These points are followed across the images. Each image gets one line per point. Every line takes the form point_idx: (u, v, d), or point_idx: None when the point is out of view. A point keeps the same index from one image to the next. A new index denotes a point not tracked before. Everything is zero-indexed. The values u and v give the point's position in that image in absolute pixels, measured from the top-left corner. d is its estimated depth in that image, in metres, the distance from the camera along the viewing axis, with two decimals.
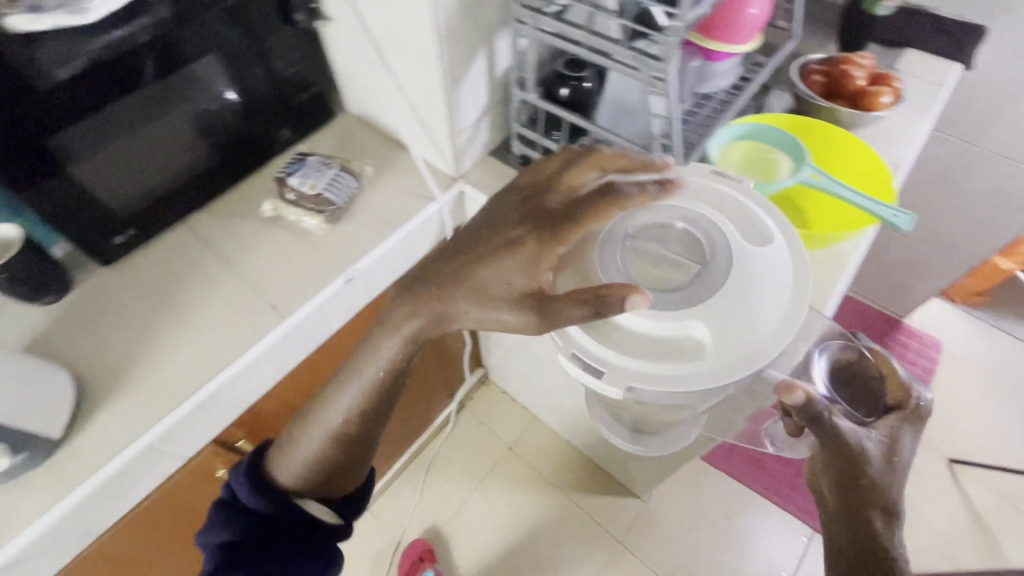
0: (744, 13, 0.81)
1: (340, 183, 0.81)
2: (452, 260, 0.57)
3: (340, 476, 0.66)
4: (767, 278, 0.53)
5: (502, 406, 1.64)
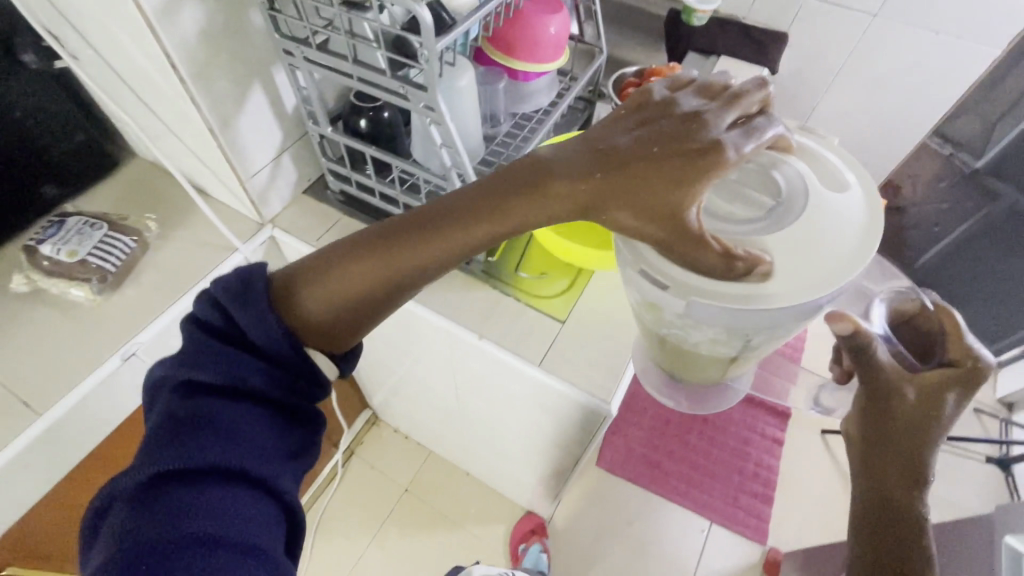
0: (545, 30, 0.80)
1: (109, 245, 0.69)
2: (502, 185, 0.44)
3: (347, 325, 0.49)
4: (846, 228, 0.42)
5: (393, 444, 1.54)
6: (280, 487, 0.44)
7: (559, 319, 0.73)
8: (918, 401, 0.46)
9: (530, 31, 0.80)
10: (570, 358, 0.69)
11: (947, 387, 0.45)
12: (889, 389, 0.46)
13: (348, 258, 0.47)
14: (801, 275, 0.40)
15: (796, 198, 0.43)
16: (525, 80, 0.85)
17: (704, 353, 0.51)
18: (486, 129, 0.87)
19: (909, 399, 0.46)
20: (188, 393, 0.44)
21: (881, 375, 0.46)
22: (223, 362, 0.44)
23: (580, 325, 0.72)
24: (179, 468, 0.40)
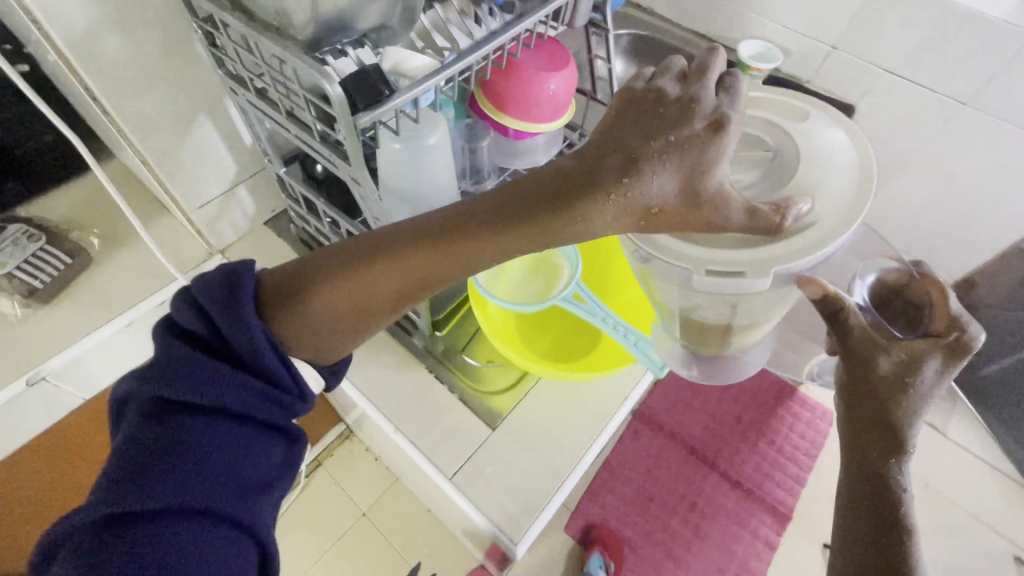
0: (542, 87, 0.70)
1: (40, 261, 0.67)
2: (529, 201, 0.39)
3: (337, 336, 0.43)
4: (839, 165, 0.43)
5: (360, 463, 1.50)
6: (257, 521, 0.37)
7: (490, 426, 0.64)
8: (901, 375, 0.41)
9: (526, 91, 0.70)
10: (486, 478, 0.60)
11: (915, 353, 0.41)
12: (869, 361, 0.42)
13: (367, 261, 0.41)
14: (827, 219, 0.40)
15: (790, 151, 0.43)
16: (521, 138, 0.77)
17: (699, 322, 0.49)
18: (467, 183, 0.79)
19: (889, 364, 0.41)
20: (151, 412, 0.37)
21: (861, 345, 0.42)
22: (193, 373, 0.37)
23: (511, 438, 0.63)
24: (147, 509, 0.34)
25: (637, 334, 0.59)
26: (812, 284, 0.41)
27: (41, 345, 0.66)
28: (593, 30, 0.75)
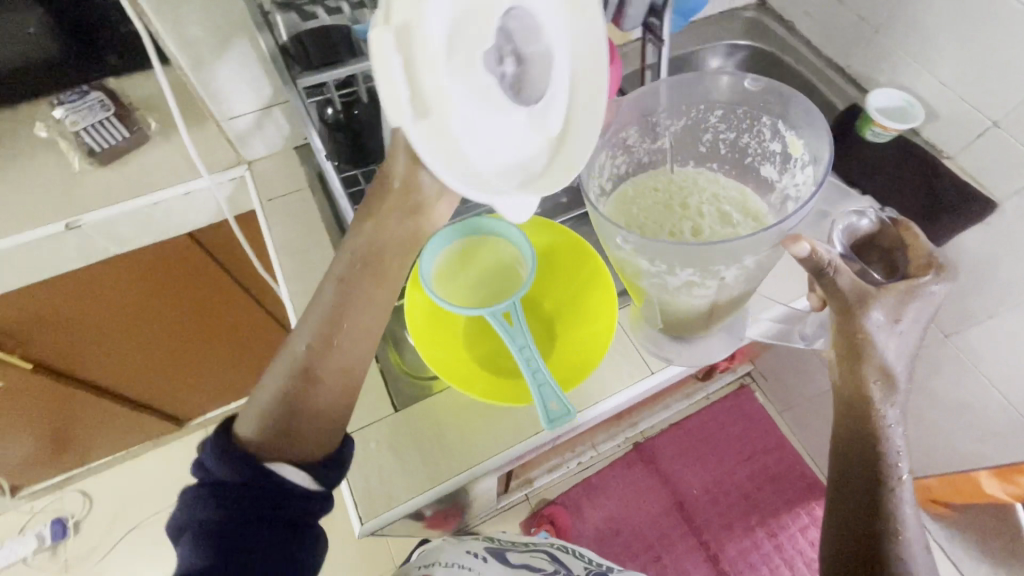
0: None
1: (104, 130, 0.77)
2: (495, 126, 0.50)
3: (296, 415, 0.47)
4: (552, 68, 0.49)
5: None
6: None
7: (395, 407, 0.65)
8: (896, 315, 0.55)
9: None
10: (369, 454, 0.62)
11: (921, 272, 0.57)
12: (868, 306, 0.54)
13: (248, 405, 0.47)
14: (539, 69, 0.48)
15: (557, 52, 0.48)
16: None
17: (682, 300, 0.56)
18: None
19: (900, 302, 0.55)
20: (199, 542, 0.42)
21: (869, 292, 0.54)
22: (225, 504, 0.43)
23: (408, 425, 0.64)
24: None
25: (546, 378, 0.56)
26: (804, 245, 0.47)
27: (87, 197, 0.77)
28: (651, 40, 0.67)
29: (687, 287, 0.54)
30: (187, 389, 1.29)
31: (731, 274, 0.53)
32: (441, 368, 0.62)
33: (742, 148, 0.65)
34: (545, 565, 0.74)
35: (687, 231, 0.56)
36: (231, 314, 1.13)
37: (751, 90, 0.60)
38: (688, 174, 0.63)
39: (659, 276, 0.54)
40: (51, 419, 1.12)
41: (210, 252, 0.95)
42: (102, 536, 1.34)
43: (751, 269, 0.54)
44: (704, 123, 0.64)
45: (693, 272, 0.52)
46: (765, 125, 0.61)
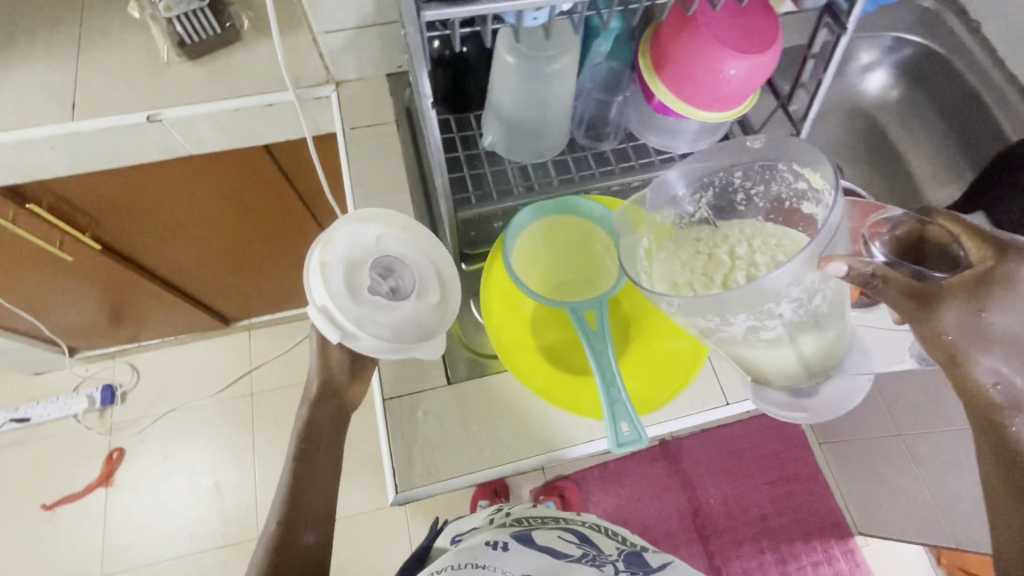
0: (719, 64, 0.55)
1: (198, 22, 0.72)
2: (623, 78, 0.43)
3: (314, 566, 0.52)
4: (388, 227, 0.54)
5: None
6: None
7: (447, 377, 0.63)
8: (975, 311, 0.41)
9: (695, 65, 0.56)
10: (414, 422, 0.61)
11: (985, 257, 0.42)
12: (934, 316, 0.42)
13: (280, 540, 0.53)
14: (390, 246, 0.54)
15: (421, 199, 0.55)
16: (665, 115, 0.63)
17: (763, 353, 0.50)
18: (582, 136, 0.68)
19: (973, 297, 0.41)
20: None
21: (925, 298, 0.42)
22: None
23: (458, 401, 0.62)
24: None
25: (619, 393, 0.52)
26: (836, 264, 0.43)
27: (173, 89, 0.74)
28: (824, 27, 0.55)
29: (754, 332, 0.49)
30: (240, 291, 1.31)
31: (792, 316, 0.48)
32: (504, 356, 0.59)
33: (782, 204, 0.57)
34: (574, 548, 0.52)
35: (740, 275, 0.50)
36: (291, 232, 1.11)
37: (756, 150, 0.54)
38: (719, 230, 0.56)
39: (715, 326, 0.49)
40: (112, 297, 1.16)
41: (282, 168, 0.91)
42: (144, 410, 1.42)
43: (816, 315, 0.49)
44: (731, 187, 0.58)
45: (747, 317, 0.47)
46: (783, 168, 0.54)
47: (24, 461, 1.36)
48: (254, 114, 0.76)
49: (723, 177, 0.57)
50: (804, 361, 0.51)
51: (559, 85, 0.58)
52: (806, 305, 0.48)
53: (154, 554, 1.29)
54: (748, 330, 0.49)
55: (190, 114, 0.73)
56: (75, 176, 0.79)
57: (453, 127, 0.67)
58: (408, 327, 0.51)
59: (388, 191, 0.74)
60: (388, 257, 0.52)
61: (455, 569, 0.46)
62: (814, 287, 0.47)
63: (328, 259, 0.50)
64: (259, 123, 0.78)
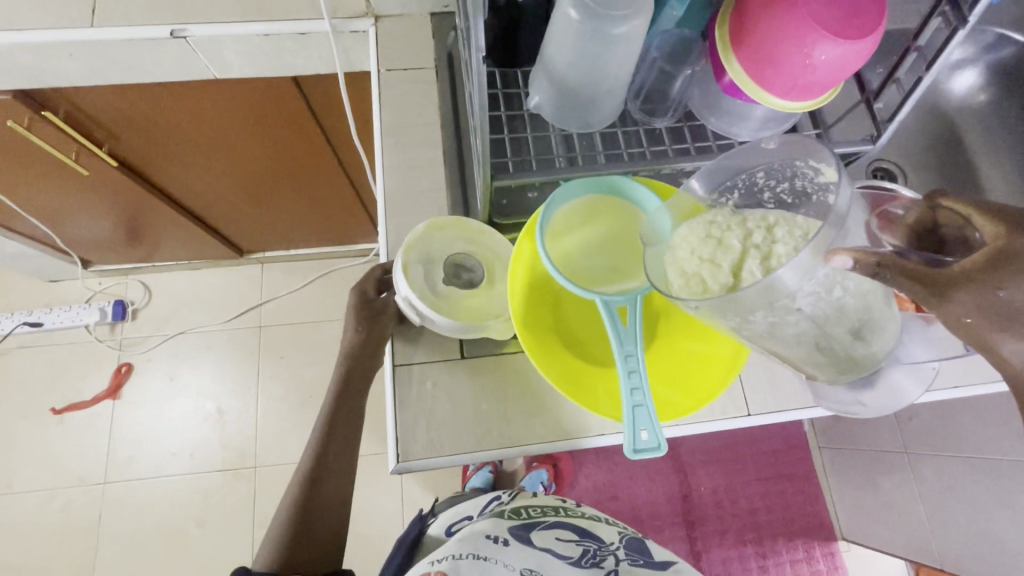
0: (806, 45, 0.48)
1: None
2: None
3: None
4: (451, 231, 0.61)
5: None
6: None
7: (462, 352, 0.62)
8: (994, 286, 0.36)
9: (781, 44, 0.49)
10: (422, 393, 0.60)
11: (1001, 234, 0.38)
12: (946, 302, 0.37)
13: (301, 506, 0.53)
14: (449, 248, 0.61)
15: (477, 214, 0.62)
16: (734, 96, 0.57)
17: (793, 351, 0.47)
18: (635, 108, 0.62)
19: (995, 269, 0.36)
20: None
21: (936, 281, 0.37)
22: None
23: (470, 375, 0.61)
24: None
25: (643, 403, 0.52)
26: (841, 257, 0.39)
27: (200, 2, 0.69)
28: (938, 16, 0.51)
29: (779, 327, 0.44)
30: (256, 225, 1.29)
31: (814, 309, 0.43)
32: (523, 339, 0.56)
33: (807, 200, 0.49)
34: (574, 550, 0.51)
35: (755, 265, 0.43)
36: (312, 171, 1.08)
37: (773, 151, 0.48)
38: (739, 213, 0.48)
39: (742, 319, 0.44)
40: (127, 215, 1.14)
41: (309, 103, 0.87)
42: (154, 330, 1.43)
43: (841, 309, 0.44)
44: (756, 188, 0.51)
45: (766, 313, 0.43)
46: (802, 164, 0.47)
47: (35, 365, 1.39)
48: (285, 42, 0.71)
49: (745, 180, 0.51)
50: (844, 359, 0.47)
51: (622, 51, 0.51)
52: (827, 300, 0.43)
53: (155, 469, 1.33)
54: (770, 326, 0.44)
55: (217, 33, 0.68)
56: (93, 87, 0.75)
57: (496, 82, 0.61)
58: (469, 313, 0.59)
59: (418, 143, 0.70)
60: (462, 254, 0.61)
61: (456, 559, 0.45)
62: (828, 283, 0.42)
63: (411, 259, 0.60)
64: (289, 52, 0.73)
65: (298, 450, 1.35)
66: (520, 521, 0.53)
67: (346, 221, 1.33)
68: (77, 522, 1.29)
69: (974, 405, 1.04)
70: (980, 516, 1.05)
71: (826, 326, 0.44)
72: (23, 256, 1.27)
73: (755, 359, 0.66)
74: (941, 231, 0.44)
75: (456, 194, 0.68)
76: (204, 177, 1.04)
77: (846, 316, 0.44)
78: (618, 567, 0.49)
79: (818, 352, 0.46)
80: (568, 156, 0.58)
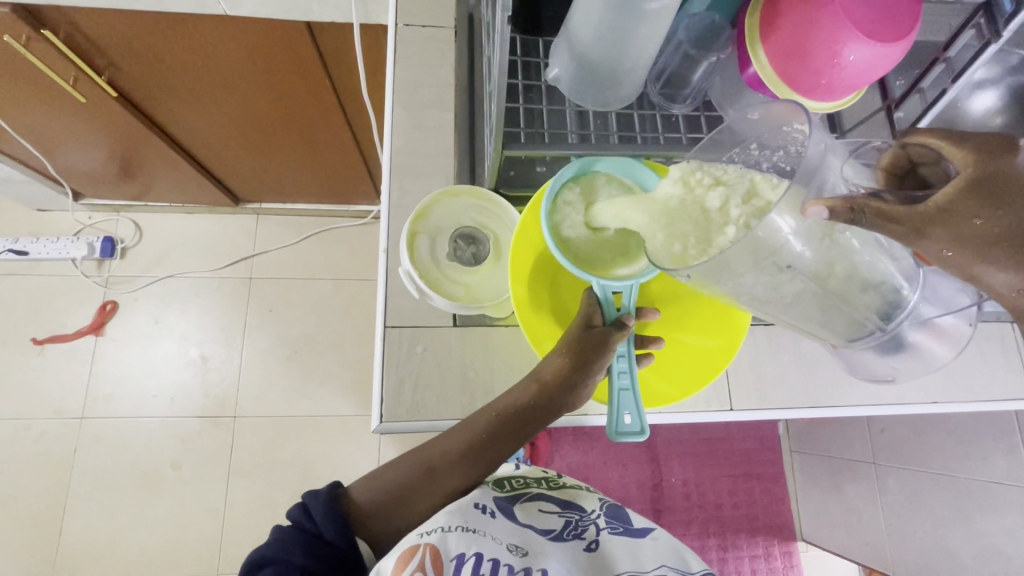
0: (834, 41, 0.47)
1: None
2: None
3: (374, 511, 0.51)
4: (467, 210, 0.61)
5: None
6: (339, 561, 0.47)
7: (455, 320, 0.61)
8: (971, 217, 0.39)
9: (811, 38, 0.48)
10: (412, 355, 0.60)
11: (972, 162, 0.40)
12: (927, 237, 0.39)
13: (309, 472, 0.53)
14: (462, 224, 0.61)
15: (492, 195, 0.61)
16: (755, 91, 0.56)
17: (795, 309, 0.48)
18: (654, 92, 0.61)
19: (976, 197, 0.39)
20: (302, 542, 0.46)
21: (914, 220, 0.39)
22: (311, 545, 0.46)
23: (463, 343, 0.61)
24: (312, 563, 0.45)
25: (629, 387, 0.53)
26: (817, 207, 0.38)
27: None
28: (971, 27, 0.50)
29: (775, 287, 0.45)
30: (255, 173, 1.27)
31: (806, 264, 0.43)
32: (523, 320, 0.57)
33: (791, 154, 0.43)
34: (557, 522, 0.51)
35: (724, 223, 0.43)
36: (316, 123, 1.05)
37: (757, 123, 0.47)
38: (721, 179, 0.45)
39: (736, 282, 0.44)
40: (123, 150, 1.11)
41: (321, 52, 0.84)
42: (142, 270, 1.41)
43: (836, 265, 0.43)
44: (751, 161, 0.47)
45: (758, 276, 0.43)
46: (798, 127, 0.43)
47: (18, 295, 1.36)
48: None
49: (740, 154, 0.48)
50: (848, 312, 0.47)
51: (650, 29, 0.51)
52: (816, 256, 0.42)
53: (134, 409, 1.33)
54: (763, 283, 0.44)
55: None
56: (100, 10, 0.72)
57: (516, 49, 0.60)
58: (479, 290, 0.60)
59: (431, 102, 0.69)
60: (469, 228, 0.61)
61: (445, 532, 0.44)
62: (812, 237, 0.42)
63: (418, 230, 0.59)
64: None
65: (278, 404, 1.36)
66: (504, 494, 0.53)
67: (346, 179, 1.32)
68: (50, 454, 1.29)
69: (946, 424, 1.06)
70: (935, 529, 1.09)
71: (826, 283, 0.44)
72: (11, 183, 1.24)
73: (743, 355, 0.67)
74: (915, 167, 0.46)
75: (463, 160, 0.67)
76: (206, 118, 1.01)
77: (847, 272, 0.44)
78: (599, 537, 0.49)
79: (827, 309, 0.47)
80: (582, 133, 0.57)
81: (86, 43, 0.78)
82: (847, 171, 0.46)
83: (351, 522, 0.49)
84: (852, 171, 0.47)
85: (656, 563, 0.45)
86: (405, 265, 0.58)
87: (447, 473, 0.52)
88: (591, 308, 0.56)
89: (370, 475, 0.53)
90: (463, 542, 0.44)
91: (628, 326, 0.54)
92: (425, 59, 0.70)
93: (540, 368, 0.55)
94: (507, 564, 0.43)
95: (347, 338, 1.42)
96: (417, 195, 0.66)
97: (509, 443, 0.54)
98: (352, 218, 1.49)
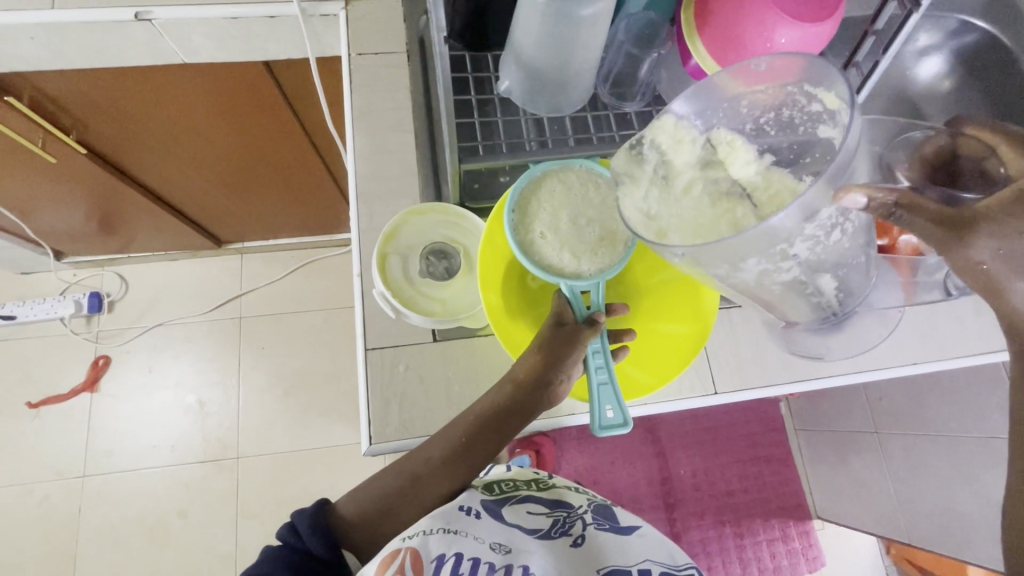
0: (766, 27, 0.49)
1: None
2: None
3: (365, 523, 0.51)
4: (434, 225, 0.62)
5: None
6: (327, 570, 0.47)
7: (435, 335, 0.62)
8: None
9: (744, 27, 0.49)
10: (395, 374, 0.61)
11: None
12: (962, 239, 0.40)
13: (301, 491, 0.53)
14: (429, 240, 0.62)
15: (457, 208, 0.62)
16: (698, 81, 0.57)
17: (779, 295, 0.51)
18: (605, 94, 0.63)
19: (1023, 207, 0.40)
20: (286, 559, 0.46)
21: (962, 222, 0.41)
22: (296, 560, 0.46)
23: (443, 358, 0.62)
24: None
25: (608, 381, 0.54)
26: (857, 197, 0.39)
27: None
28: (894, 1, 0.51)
29: (768, 274, 0.46)
30: (236, 214, 1.28)
31: (807, 255, 0.44)
32: (497, 327, 0.58)
33: (794, 134, 0.46)
34: (544, 520, 0.51)
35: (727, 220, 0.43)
36: (285, 158, 1.06)
37: (769, 75, 0.44)
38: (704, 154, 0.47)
39: (727, 268, 0.44)
40: (102, 206, 1.12)
41: (282, 87, 0.85)
42: (131, 322, 1.41)
43: (832, 257, 0.47)
44: (739, 118, 0.47)
45: (760, 262, 0.43)
46: (798, 91, 0.44)
47: (11, 359, 1.36)
48: (256, 27, 0.71)
49: (728, 109, 0.47)
50: (818, 300, 0.53)
51: (589, 33, 0.52)
52: (813, 241, 0.43)
53: (136, 462, 1.32)
54: (754, 272, 0.45)
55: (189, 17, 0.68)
56: (58, 71, 0.73)
57: (465, 66, 0.62)
58: (455, 304, 0.61)
59: (391, 124, 0.70)
60: (439, 243, 0.62)
61: (428, 535, 0.45)
62: (830, 226, 0.43)
63: (388, 251, 0.60)
64: (261, 35, 0.73)
65: (280, 440, 1.35)
66: (492, 497, 0.54)
67: (325, 209, 1.33)
68: (56, 516, 1.28)
69: (940, 384, 1.07)
70: (942, 492, 1.09)
71: (815, 274, 0.48)
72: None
73: (720, 339, 0.68)
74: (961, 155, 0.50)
75: (428, 178, 0.68)
76: (175, 164, 1.02)
77: (833, 264, 0.48)
78: (585, 531, 0.49)
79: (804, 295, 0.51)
80: (539, 140, 0.59)
81: (47, 102, 0.79)
82: (897, 166, 0.50)
83: (338, 535, 0.50)
84: (903, 165, 0.51)
85: (641, 558, 0.46)
86: (378, 286, 0.59)
87: (433, 483, 0.53)
88: (559, 309, 0.56)
89: (359, 489, 0.53)
90: (444, 544, 0.44)
91: (599, 322, 0.55)
92: (382, 85, 0.72)
93: (517, 368, 0.56)
94: (489, 561, 0.43)
95: (340, 367, 1.42)
96: (385, 217, 0.67)
97: (494, 447, 0.54)
98: (336, 247, 1.50)
